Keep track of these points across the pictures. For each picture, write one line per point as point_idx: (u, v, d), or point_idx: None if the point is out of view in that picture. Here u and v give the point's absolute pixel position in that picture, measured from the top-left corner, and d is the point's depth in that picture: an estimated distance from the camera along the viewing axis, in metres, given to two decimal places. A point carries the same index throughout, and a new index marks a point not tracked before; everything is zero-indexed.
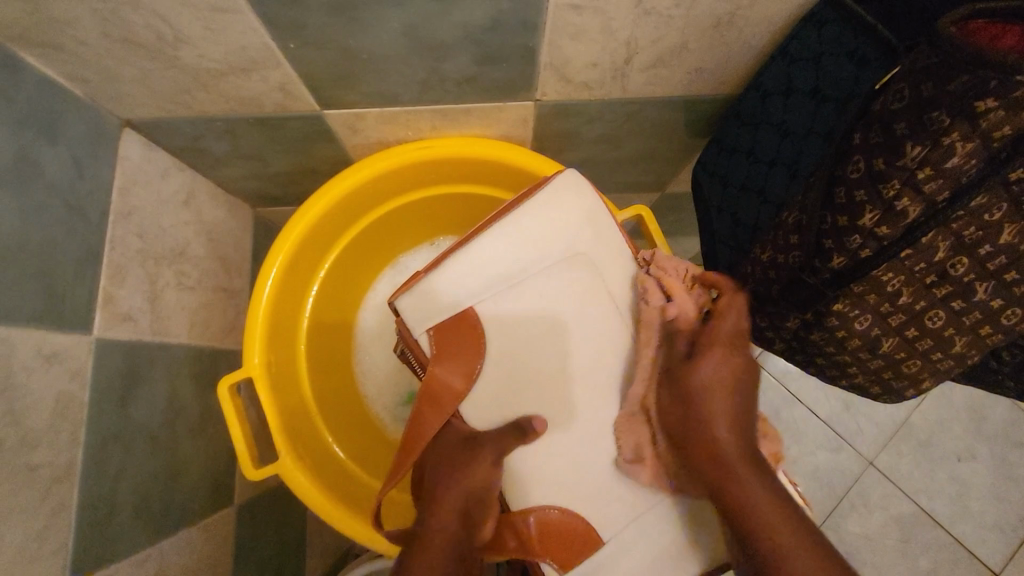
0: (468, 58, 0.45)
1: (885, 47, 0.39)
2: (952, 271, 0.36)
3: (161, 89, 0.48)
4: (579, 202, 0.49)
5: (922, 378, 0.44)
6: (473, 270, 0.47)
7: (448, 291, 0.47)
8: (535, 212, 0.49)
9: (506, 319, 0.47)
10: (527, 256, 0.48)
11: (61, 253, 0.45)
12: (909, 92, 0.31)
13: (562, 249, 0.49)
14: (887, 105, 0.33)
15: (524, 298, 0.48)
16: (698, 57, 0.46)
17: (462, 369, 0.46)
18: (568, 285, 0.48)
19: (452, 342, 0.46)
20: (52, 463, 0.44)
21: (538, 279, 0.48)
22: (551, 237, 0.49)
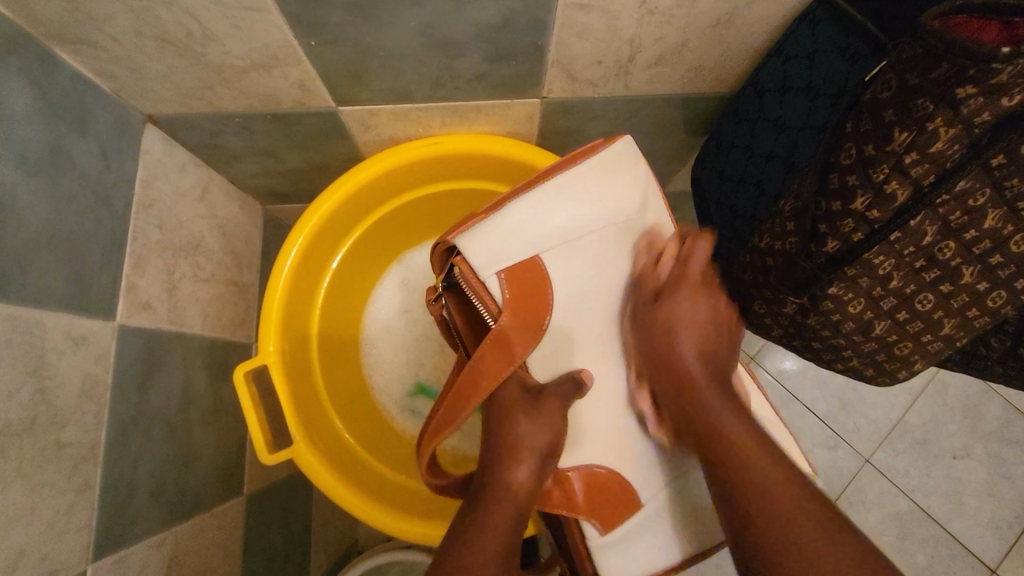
0: (479, 55, 0.47)
1: (874, 43, 0.40)
2: (939, 254, 0.38)
3: (185, 86, 0.50)
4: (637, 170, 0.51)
5: (913, 361, 0.47)
6: (537, 220, 0.48)
7: (511, 238, 0.47)
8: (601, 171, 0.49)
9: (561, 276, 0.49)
10: (588, 217, 0.49)
11: (89, 242, 0.47)
12: (895, 81, 0.34)
13: (618, 215, 0.50)
14: (876, 94, 0.35)
15: (577, 263, 0.49)
16: (698, 56, 0.48)
17: (530, 325, 0.47)
18: (617, 254, 0.50)
19: (522, 290, 0.47)
20: (79, 442, 0.45)
21: (593, 246, 0.49)
22: (610, 203, 0.50)
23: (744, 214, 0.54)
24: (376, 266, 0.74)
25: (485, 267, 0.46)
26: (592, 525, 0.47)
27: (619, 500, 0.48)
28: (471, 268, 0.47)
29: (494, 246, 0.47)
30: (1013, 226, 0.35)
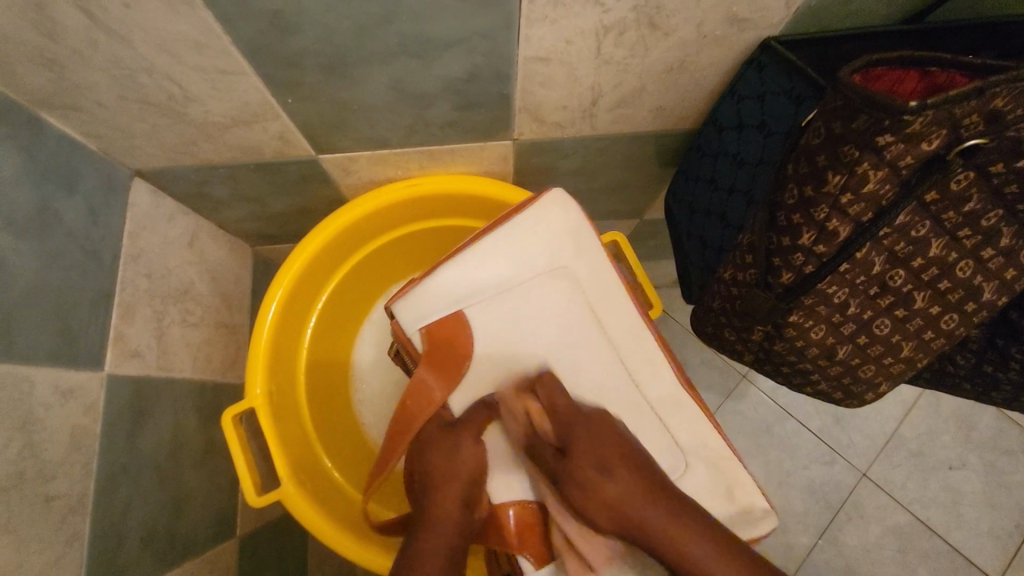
0: (449, 104, 0.50)
1: (815, 85, 0.42)
2: (890, 282, 0.40)
3: (170, 142, 0.52)
4: (565, 219, 0.53)
5: (878, 382, 0.48)
6: (466, 277, 0.52)
7: (438, 298, 0.52)
8: (524, 227, 0.53)
9: (495, 324, 0.52)
10: (513, 273, 0.53)
11: (77, 295, 0.49)
12: (823, 127, 0.35)
13: (544, 263, 0.54)
14: (810, 139, 0.36)
15: (507, 310, 0.53)
16: (657, 97, 0.51)
17: (446, 372, 0.51)
18: (551, 300, 0.53)
19: (439, 348, 0.51)
20: (67, 493, 0.46)
21: (524, 295, 0.53)
22: (534, 255, 0.54)
23: (714, 245, 0.56)
24: (358, 308, 0.75)
25: (413, 324, 0.52)
26: (526, 557, 0.49)
27: (550, 529, 0.50)
28: (401, 327, 0.52)
29: (427, 306, 0.52)
30: (956, 253, 0.38)
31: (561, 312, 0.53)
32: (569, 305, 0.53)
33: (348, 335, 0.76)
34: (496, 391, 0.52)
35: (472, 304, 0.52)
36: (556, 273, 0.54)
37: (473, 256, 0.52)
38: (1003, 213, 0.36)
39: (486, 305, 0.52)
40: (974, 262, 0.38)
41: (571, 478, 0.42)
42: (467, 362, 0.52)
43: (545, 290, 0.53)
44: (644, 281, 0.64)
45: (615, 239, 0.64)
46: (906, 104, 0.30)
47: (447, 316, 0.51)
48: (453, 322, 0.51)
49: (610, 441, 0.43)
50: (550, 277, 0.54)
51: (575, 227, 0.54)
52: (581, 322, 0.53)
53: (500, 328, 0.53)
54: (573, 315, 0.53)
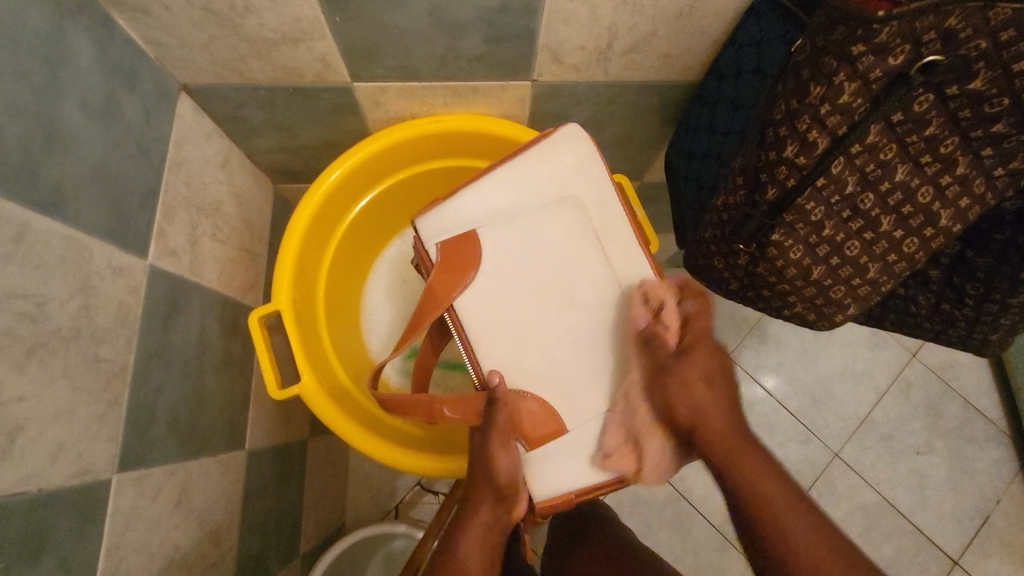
0: (480, 36, 0.55)
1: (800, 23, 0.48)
2: (862, 205, 0.46)
3: (221, 55, 0.57)
4: (574, 151, 0.60)
5: (847, 305, 0.54)
6: (480, 202, 0.59)
7: (455, 220, 0.58)
8: (537, 159, 0.60)
9: (501, 244, 0.58)
10: (523, 202, 0.59)
11: (131, 186, 0.54)
12: (809, 45, 0.42)
13: (553, 192, 0.59)
14: (799, 58, 0.43)
15: (516, 234, 0.58)
16: (666, 44, 0.57)
17: (453, 277, 0.56)
18: (558, 226, 0.58)
19: (453, 260, 0.56)
20: (113, 360, 0.51)
21: (532, 222, 0.58)
22: (544, 187, 0.60)
23: (708, 186, 0.62)
24: (378, 241, 0.81)
25: (431, 238, 0.58)
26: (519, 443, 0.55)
27: (543, 428, 0.55)
28: (422, 240, 0.58)
29: (444, 226, 0.58)
30: (918, 179, 0.44)
31: (563, 239, 0.58)
32: (576, 231, 0.58)
33: (362, 275, 0.80)
34: (498, 300, 0.57)
35: (484, 227, 0.58)
36: (564, 201, 0.59)
37: (487, 185, 0.59)
38: (959, 141, 0.42)
39: (497, 229, 0.58)
40: (934, 189, 0.44)
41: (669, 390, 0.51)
42: (469, 275, 0.56)
43: (551, 215, 0.58)
44: (643, 220, 0.70)
45: (620, 182, 0.70)
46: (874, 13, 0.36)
47: (462, 237, 0.57)
48: (466, 243, 0.57)
49: (709, 374, 0.51)
50: (557, 206, 0.59)
51: (582, 158, 0.60)
52: (584, 251, 0.58)
53: (510, 252, 0.58)
54: (579, 242, 0.58)
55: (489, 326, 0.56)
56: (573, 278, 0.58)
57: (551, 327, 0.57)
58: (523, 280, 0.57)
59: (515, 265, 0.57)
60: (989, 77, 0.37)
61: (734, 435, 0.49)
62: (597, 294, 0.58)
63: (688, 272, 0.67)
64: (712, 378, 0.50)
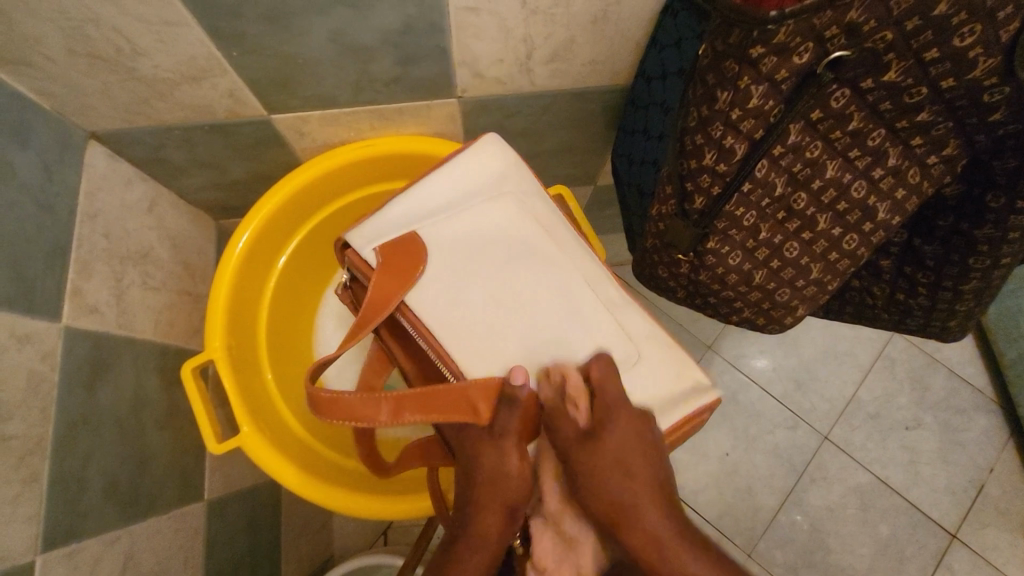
0: (391, 59, 0.53)
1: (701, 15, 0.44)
2: (795, 205, 0.44)
3: (121, 100, 0.54)
4: (503, 154, 0.57)
5: (795, 307, 0.52)
6: (417, 203, 0.56)
7: (391, 223, 0.55)
8: (468, 158, 0.57)
9: (446, 240, 0.54)
10: (458, 199, 0.56)
11: (32, 248, 0.51)
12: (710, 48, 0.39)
13: (488, 188, 0.57)
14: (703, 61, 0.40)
15: (457, 232, 0.55)
16: (588, 50, 0.54)
17: (398, 277, 0.52)
18: (501, 221, 0.56)
19: (398, 262, 0.52)
20: (25, 436, 0.48)
21: (467, 218, 0.55)
22: (480, 182, 0.57)
23: (648, 193, 0.60)
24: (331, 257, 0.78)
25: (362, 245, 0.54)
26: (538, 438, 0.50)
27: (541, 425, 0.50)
28: (354, 250, 0.55)
29: (375, 231, 0.55)
30: (850, 174, 0.42)
31: (511, 231, 0.56)
32: (517, 227, 0.56)
33: (315, 293, 0.78)
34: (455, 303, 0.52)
35: (424, 225, 0.55)
36: (503, 194, 0.56)
37: (422, 188, 0.57)
38: (885, 133, 0.40)
39: (433, 228, 0.55)
40: (867, 183, 0.42)
41: (582, 476, 0.42)
42: (421, 268, 0.52)
43: (493, 211, 0.56)
44: (591, 235, 0.67)
45: (559, 194, 0.68)
46: (767, 14, 0.33)
47: (402, 235, 0.54)
48: (406, 238, 0.53)
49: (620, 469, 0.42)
50: (496, 201, 0.56)
51: (515, 159, 0.58)
52: (535, 246, 0.55)
53: (458, 245, 0.54)
54: (523, 238, 0.56)
55: (452, 319, 0.52)
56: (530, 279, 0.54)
57: (509, 320, 0.52)
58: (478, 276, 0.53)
59: (460, 263, 0.54)
60: (902, 68, 0.35)
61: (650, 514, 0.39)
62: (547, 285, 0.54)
63: (637, 279, 0.64)
64: (640, 449, 0.43)
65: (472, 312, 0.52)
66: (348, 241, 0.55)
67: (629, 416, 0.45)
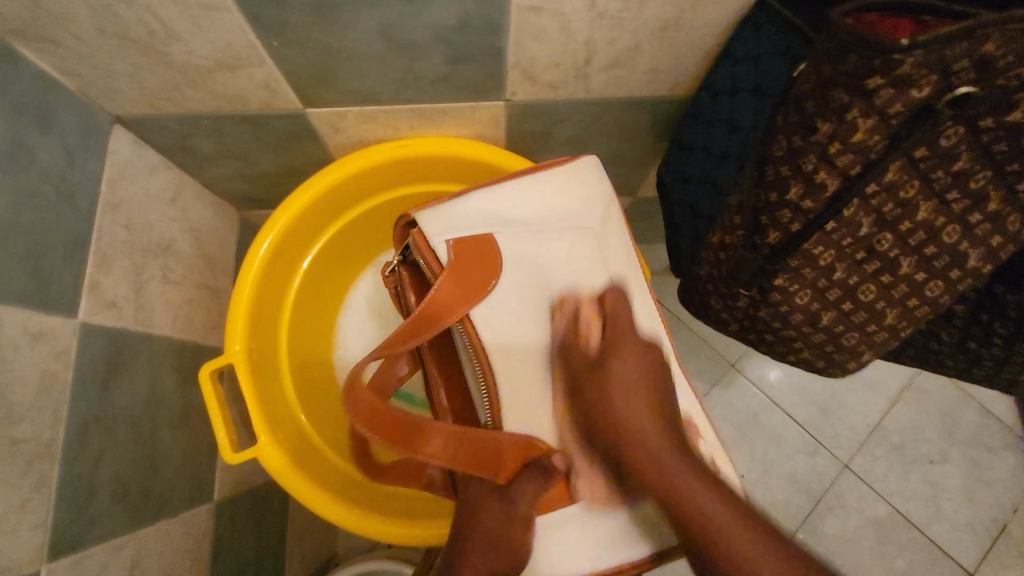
0: (440, 57, 0.49)
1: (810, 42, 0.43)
2: (878, 246, 0.40)
3: (151, 86, 0.51)
4: (596, 182, 0.54)
5: (860, 351, 0.48)
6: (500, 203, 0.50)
7: (468, 218, 0.49)
8: (563, 177, 0.53)
9: (519, 258, 0.49)
10: (535, 219, 0.51)
11: (50, 238, 0.48)
12: (812, 72, 0.35)
13: (569, 217, 0.52)
14: (802, 85, 0.36)
15: (530, 257, 0.50)
16: (652, 59, 0.50)
17: (461, 284, 0.46)
18: (575, 251, 0.51)
19: (470, 263, 0.47)
20: (34, 438, 0.45)
21: (538, 245, 0.50)
22: (569, 206, 0.53)
23: (705, 215, 0.57)
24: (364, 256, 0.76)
25: (436, 234, 0.48)
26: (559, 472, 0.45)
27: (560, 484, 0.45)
28: (424, 236, 0.48)
29: (450, 228, 0.48)
30: (944, 218, 0.38)
31: (582, 261, 0.51)
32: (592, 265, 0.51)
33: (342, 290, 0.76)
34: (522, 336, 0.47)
35: (500, 233, 0.49)
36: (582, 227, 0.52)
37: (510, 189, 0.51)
38: (991, 175, 0.36)
39: (513, 241, 0.49)
40: (960, 227, 0.38)
41: (601, 424, 0.42)
42: (491, 283, 0.47)
43: (569, 240, 0.51)
44: None
45: None
46: (896, 42, 0.30)
47: (479, 237, 0.48)
48: (484, 244, 0.48)
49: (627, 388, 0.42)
50: (576, 233, 0.52)
51: (605, 192, 0.55)
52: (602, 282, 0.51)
53: (530, 270, 0.49)
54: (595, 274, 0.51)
55: (514, 349, 0.47)
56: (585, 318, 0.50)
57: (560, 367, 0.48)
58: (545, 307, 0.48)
59: (521, 295, 0.48)
60: None
61: (658, 442, 0.39)
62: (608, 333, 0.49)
63: (685, 307, 0.61)
64: (646, 384, 0.43)
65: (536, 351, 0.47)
66: (420, 226, 0.49)
67: (637, 351, 0.45)
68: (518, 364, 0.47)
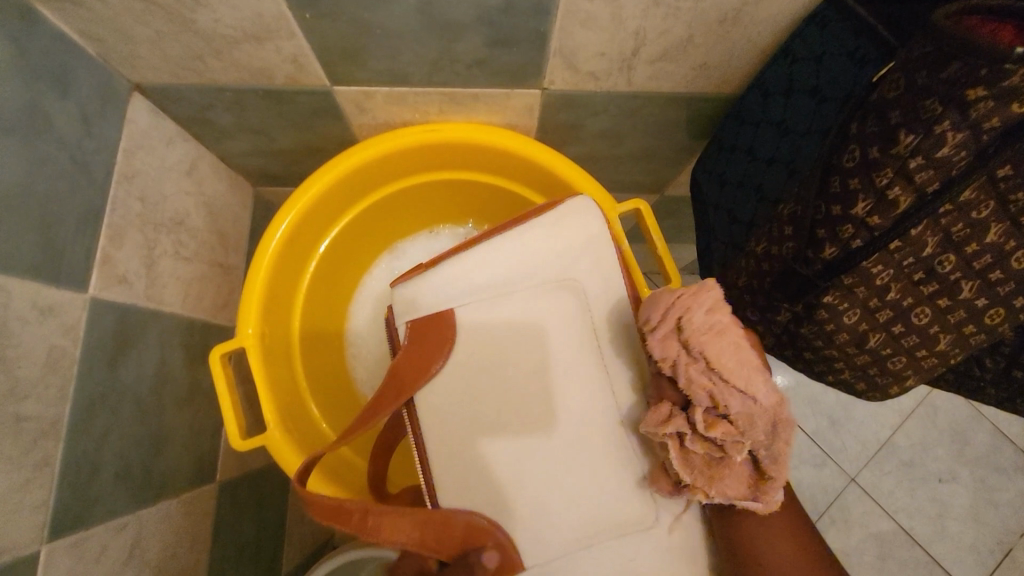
0: (479, 39, 0.46)
1: (884, 47, 0.41)
2: (939, 268, 0.37)
3: (173, 54, 0.49)
4: (585, 231, 0.48)
5: (905, 376, 0.45)
6: (465, 274, 0.47)
7: (436, 294, 0.46)
8: (543, 232, 0.48)
9: (481, 329, 0.46)
10: (512, 276, 0.47)
11: (63, 208, 0.46)
12: (903, 79, 0.34)
13: (552, 271, 0.47)
14: (884, 93, 0.35)
15: (495, 321, 0.47)
16: (703, 53, 0.47)
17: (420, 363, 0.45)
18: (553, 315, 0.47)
19: (427, 342, 0.45)
20: (40, 416, 0.44)
21: (511, 303, 0.47)
22: (548, 264, 0.48)
23: (742, 221, 0.54)
24: (381, 240, 0.74)
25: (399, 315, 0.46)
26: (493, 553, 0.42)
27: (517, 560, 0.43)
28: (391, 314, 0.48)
29: (416, 299, 0.46)
30: (1017, 242, 0.34)
31: (560, 326, 0.47)
32: (575, 322, 0.47)
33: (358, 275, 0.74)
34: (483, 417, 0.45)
35: (465, 304, 0.47)
36: (565, 286, 0.47)
37: (477, 255, 0.47)
38: None
39: (476, 311, 0.46)
40: None
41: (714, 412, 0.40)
42: (439, 363, 0.45)
43: (548, 301, 0.47)
44: (665, 253, 0.59)
45: (637, 207, 0.60)
46: (1013, 49, 0.28)
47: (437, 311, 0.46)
48: (442, 320, 0.46)
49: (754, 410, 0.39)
50: (556, 293, 0.47)
51: (597, 237, 0.49)
52: (584, 346, 0.47)
53: (495, 343, 0.47)
54: (570, 336, 0.47)
55: (472, 429, 0.45)
56: (566, 382, 0.46)
57: (533, 444, 0.45)
58: (511, 383, 0.46)
59: (473, 363, 0.46)
60: None
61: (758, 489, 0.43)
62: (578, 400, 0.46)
63: None
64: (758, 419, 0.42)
65: (497, 437, 0.45)
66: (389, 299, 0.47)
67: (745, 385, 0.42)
68: (462, 437, 0.45)
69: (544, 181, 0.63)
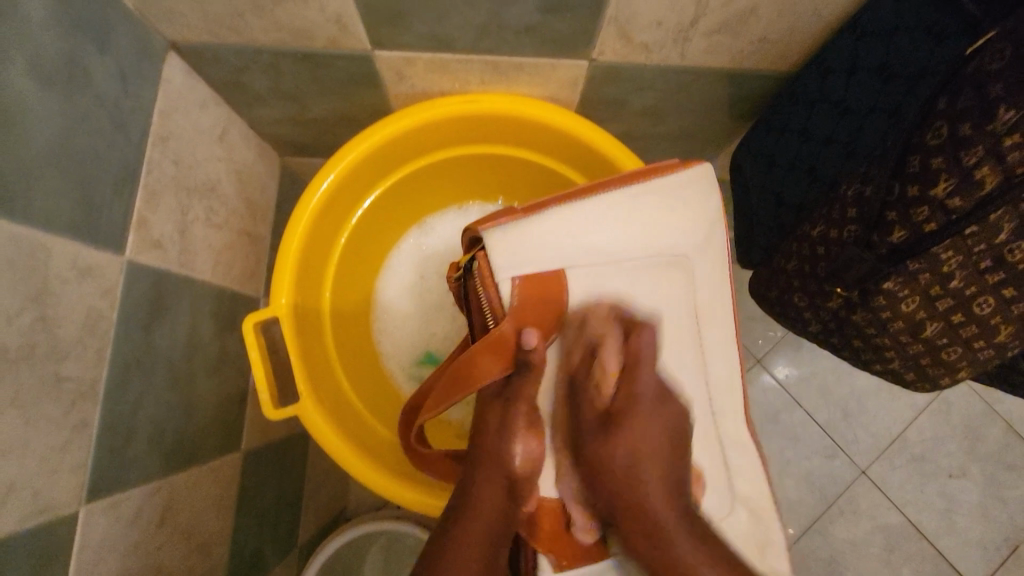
0: (534, 5, 0.45)
1: (966, 21, 0.37)
2: (1009, 256, 0.35)
3: (214, 11, 0.47)
4: (704, 207, 0.47)
5: (959, 368, 0.44)
6: (580, 232, 0.45)
7: (544, 249, 0.45)
8: (660, 197, 0.46)
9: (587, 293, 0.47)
10: (626, 247, 0.46)
11: (102, 167, 0.45)
12: (1011, 51, 0.32)
13: (666, 245, 0.47)
14: (984, 66, 0.34)
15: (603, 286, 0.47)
16: (765, 25, 0.45)
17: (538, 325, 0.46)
18: (658, 288, 0.47)
19: (542, 298, 0.45)
20: (79, 378, 0.43)
21: (619, 268, 0.47)
22: (667, 236, 0.47)
23: (791, 203, 0.54)
24: (415, 213, 0.73)
25: (502, 268, 0.45)
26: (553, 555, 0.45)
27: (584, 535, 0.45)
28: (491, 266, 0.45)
29: (520, 251, 0.45)
30: None
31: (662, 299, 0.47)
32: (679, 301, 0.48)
33: (387, 248, 0.74)
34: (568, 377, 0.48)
35: (574, 265, 0.46)
36: (675, 261, 0.47)
37: (596, 211, 0.45)
38: None
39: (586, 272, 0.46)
40: None
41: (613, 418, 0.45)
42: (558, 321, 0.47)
43: (657, 278, 0.47)
44: None
45: None
46: None
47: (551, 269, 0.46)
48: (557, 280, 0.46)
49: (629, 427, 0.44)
50: (664, 268, 0.47)
51: (714, 215, 0.48)
52: (681, 322, 0.48)
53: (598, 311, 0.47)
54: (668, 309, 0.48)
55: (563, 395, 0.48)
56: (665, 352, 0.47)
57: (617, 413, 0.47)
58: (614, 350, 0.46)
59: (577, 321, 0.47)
60: None
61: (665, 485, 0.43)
62: (674, 382, 0.47)
63: (758, 304, 0.60)
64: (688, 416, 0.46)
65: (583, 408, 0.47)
66: (489, 248, 0.44)
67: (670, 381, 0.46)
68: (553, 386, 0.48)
69: (585, 158, 0.62)
